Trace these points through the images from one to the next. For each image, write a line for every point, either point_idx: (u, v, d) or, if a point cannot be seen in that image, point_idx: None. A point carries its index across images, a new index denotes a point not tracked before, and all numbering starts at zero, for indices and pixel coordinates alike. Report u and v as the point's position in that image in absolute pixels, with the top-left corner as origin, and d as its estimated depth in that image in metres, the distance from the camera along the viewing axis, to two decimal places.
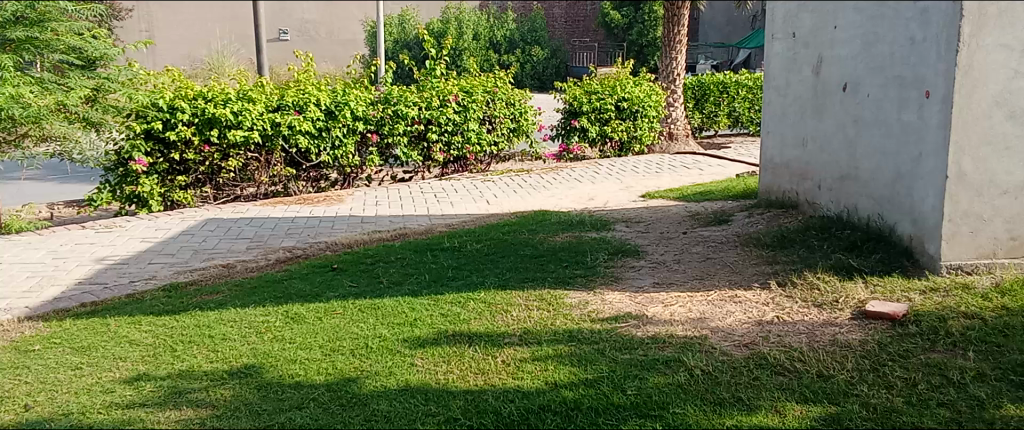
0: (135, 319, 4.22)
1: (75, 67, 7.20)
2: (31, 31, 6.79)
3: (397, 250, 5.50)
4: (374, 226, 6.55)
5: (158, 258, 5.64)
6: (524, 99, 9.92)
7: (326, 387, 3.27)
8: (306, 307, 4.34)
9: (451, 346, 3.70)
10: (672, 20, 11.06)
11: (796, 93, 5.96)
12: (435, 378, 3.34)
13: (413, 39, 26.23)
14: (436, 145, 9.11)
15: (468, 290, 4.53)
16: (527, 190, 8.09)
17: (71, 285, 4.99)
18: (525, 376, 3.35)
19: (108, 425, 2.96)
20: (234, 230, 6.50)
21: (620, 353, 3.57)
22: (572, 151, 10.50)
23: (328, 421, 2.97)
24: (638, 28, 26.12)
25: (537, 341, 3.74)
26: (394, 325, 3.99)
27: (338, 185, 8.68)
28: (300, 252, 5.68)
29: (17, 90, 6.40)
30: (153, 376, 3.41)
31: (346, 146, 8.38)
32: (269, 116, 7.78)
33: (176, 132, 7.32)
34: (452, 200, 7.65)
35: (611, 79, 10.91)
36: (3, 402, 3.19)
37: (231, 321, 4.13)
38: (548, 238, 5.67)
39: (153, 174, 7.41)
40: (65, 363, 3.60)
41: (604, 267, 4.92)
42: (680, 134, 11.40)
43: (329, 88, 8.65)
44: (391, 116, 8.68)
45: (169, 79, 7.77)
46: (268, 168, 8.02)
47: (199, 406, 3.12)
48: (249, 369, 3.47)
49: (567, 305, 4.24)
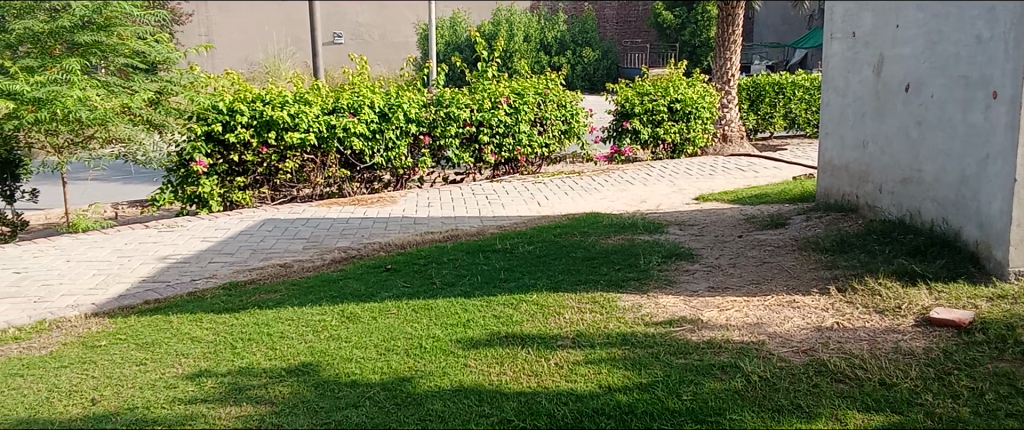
0: (197, 316, 4.32)
1: (139, 71, 7.45)
2: (98, 36, 7.06)
3: (450, 251, 5.53)
4: (426, 227, 6.61)
5: (218, 257, 5.77)
6: (576, 101, 9.87)
7: (381, 386, 3.31)
8: (361, 306, 4.40)
9: (504, 347, 3.71)
10: (725, 20, 10.92)
11: (856, 93, 5.83)
12: (488, 379, 3.35)
13: (464, 42, 26.39)
14: (487, 147, 9.15)
15: (521, 292, 4.54)
16: (578, 192, 8.06)
17: (136, 282, 5.15)
18: (579, 379, 3.34)
19: (173, 419, 3.05)
20: (290, 230, 6.62)
21: (675, 358, 3.53)
22: (624, 153, 10.41)
23: (383, 420, 3.00)
24: (691, 29, 25.80)
25: (591, 344, 3.72)
26: (448, 325, 4.02)
27: (391, 187, 8.78)
28: (355, 252, 5.76)
29: (85, 93, 6.70)
30: (213, 373, 3.49)
31: (398, 148, 8.48)
32: (324, 118, 7.90)
33: (235, 134, 7.48)
34: (504, 201, 7.67)
35: (663, 80, 10.80)
36: (73, 396, 3.30)
37: (288, 319, 4.21)
38: (601, 241, 5.65)
39: (213, 175, 7.59)
40: (130, 359, 3.71)
41: (658, 271, 4.88)
42: (734, 136, 11.23)
43: (383, 91, 8.76)
44: (443, 118, 8.74)
45: (228, 82, 7.98)
46: (323, 170, 8.16)
47: (258, 402, 3.19)
48: (306, 367, 3.53)
49: (620, 308, 4.22)
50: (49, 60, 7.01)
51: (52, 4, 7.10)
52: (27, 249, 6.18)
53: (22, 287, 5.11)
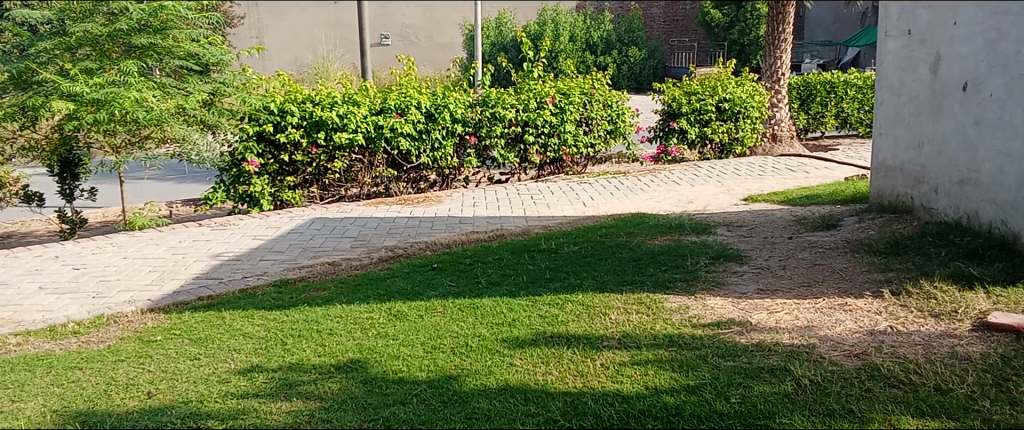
0: (248, 313, 4.42)
1: (193, 73, 7.64)
2: (154, 38, 7.25)
3: (496, 251, 5.55)
4: (472, 227, 6.63)
5: (269, 255, 5.88)
6: (622, 101, 9.82)
7: (428, 383, 3.34)
8: (408, 304, 4.44)
9: (549, 347, 3.71)
10: (776, 18, 10.70)
11: (910, 93, 5.69)
12: (533, 379, 3.36)
13: (510, 42, 26.50)
14: (533, 147, 9.15)
15: (567, 292, 4.53)
16: (624, 192, 8.02)
17: (189, 279, 5.27)
18: (625, 380, 3.32)
19: (226, 413, 3.11)
20: (339, 229, 6.71)
21: (722, 360, 3.50)
22: (671, 153, 10.32)
23: (430, 417, 3.02)
24: (739, 28, 25.42)
25: (637, 345, 3.70)
26: (493, 325, 4.03)
27: (437, 186, 8.84)
28: (401, 251, 5.81)
29: (142, 94, 6.90)
30: (265, 368, 3.56)
31: (444, 148, 8.53)
32: (372, 119, 7.98)
33: (286, 134, 7.61)
34: (549, 201, 7.67)
35: (711, 79, 10.68)
36: (129, 389, 3.39)
37: (337, 317, 4.27)
38: (647, 242, 5.61)
39: (264, 175, 7.73)
40: (184, 354, 3.80)
41: (705, 272, 4.83)
42: (785, 136, 11.04)
43: (429, 91, 8.82)
44: (489, 118, 8.77)
45: (279, 83, 8.13)
46: (370, 170, 8.25)
47: (308, 398, 3.24)
48: (355, 364, 3.58)
49: (667, 310, 4.18)
50: (107, 63, 7.22)
51: (110, 8, 7.31)
52: (86, 246, 6.38)
53: (82, 282, 5.27)
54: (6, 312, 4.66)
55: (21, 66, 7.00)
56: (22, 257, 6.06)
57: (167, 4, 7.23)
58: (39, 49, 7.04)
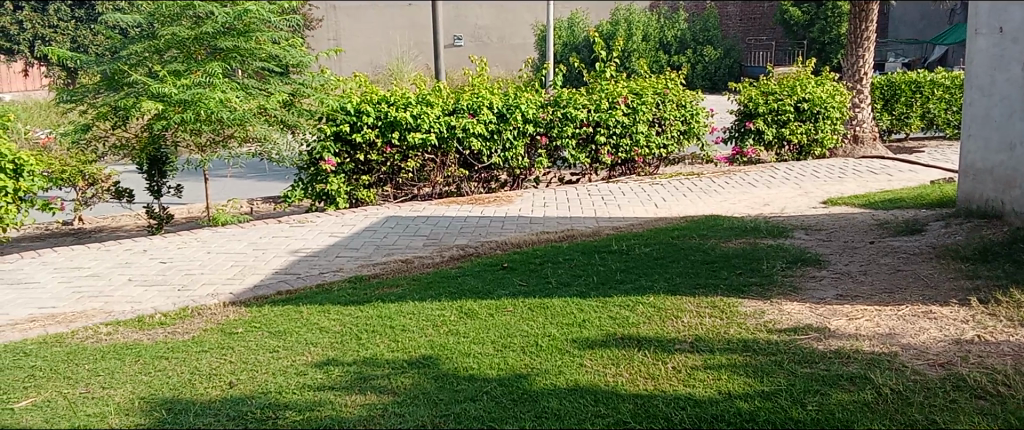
0: (325, 308, 4.53)
1: (274, 74, 7.90)
2: (238, 41, 7.52)
3: (566, 251, 5.55)
4: (542, 227, 6.63)
5: (344, 252, 6.02)
6: (697, 101, 9.66)
7: (498, 381, 3.36)
8: (478, 303, 4.48)
9: (620, 349, 3.68)
10: (859, 16, 10.43)
11: (1003, 92, 5.44)
12: (603, 380, 3.35)
13: (582, 42, 26.41)
14: (604, 148, 9.08)
15: (638, 294, 4.49)
16: (697, 194, 7.89)
17: (269, 274, 5.44)
18: (698, 384, 3.28)
19: (303, 405, 3.20)
20: (411, 227, 6.81)
21: (799, 366, 3.41)
22: (746, 154, 10.09)
23: (500, 415, 3.05)
24: (820, 26, 24.70)
25: (710, 349, 3.65)
26: (564, 325, 4.03)
27: (508, 186, 8.88)
28: (472, 250, 5.85)
29: (226, 95, 7.17)
30: (340, 362, 3.65)
31: (515, 148, 8.56)
32: (445, 119, 8.07)
33: (361, 134, 7.75)
34: (620, 202, 7.62)
35: (790, 79, 10.43)
36: (212, 379, 3.51)
37: (409, 313, 4.34)
38: (721, 244, 5.51)
39: (340, 174, 7.89)
40: (264, 346, 3.93)
41: (782, 276, 4.72)
42: (867, 137, 10.70)
43: (501, 92, 8.87)
44: (561, 119, 8.76)
45: (356, 84, 8.30)
46: (443, 169, 8.34)
47: (381, 392, 3.31)
48: (426, 360, 3.64)
49: (741, 314, 4.11)
50: (193, 64, 7.52)
51: (196, 12, 7.60)
52: (172, 240, 6.64)
53: (168, 276, 5.50)
54: (98, 302, 4.90)
55: (114, 67, 7.35)
56: (113, 250, 6.34)
57: (250, 7, 7.48)
58: (130, 51, 7.37)
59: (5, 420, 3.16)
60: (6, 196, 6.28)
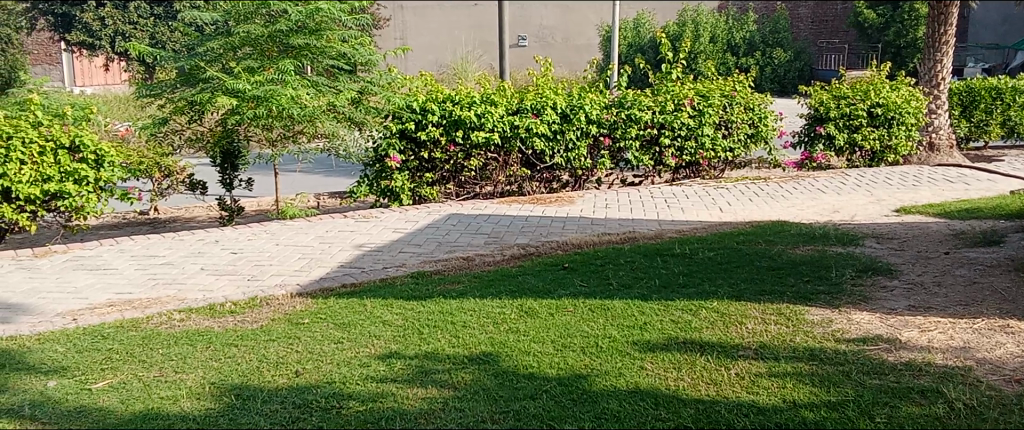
0: (387, 301, 4.60)
1: (343, 72, 8.07)
2: (310, 39, 7.71)
3: (628, 253, 5.51)
4: (604, 228, 6.60)
5: (407, 247, 6.10)
6: (765, 104, 9.50)
7: (558, 381, 3.37)
8: (539, 302, 4.49)
9: (682, 353, 3.65)
10: (937, 20, 10.18)
11: None
12: (664, 383, 3.32)
13: (648, 43, 26.17)
14: (668, 150, 8.97)
15: (701, 298, 4.44)
16: (764, 199, 7.76)
17: (334, 267, 5.55)
18: (761, 392, 3.23)
19: (366, 396, 3.26)
20: (473, 226, 6.86)
21: (868, 378, 3.33)
22: (816, 159, 9.89)
23: (559, 414, 3.06)
24: (895, 29, 23.96)
25: (775, 357, 3.58)
26: (624, 327, 4.01)
27: (569, 187, 8.87)
28: (533, 250, 5.86)
29: (297, 93, 7.37)
30: (403, 355, 3.71)
31: (578, 148, 8.54)
32: (509, 118, 8.10)
33: (426, 132, 7.84)
34: (684, 206, 7.53)
35: (863, 83, 10.16)
36: (279, 367, 3.61)
37: (470, 310, 4.38)
38: (788, 250, 5.41)
39: (405, 171, 7.99)
40: (329, 337, 4.01)
41: (851, 285, 4.60)
42: (944, 145, 10.37)
43: (565, 92, 8.87)
44: (625, 120, 8.69)
45: (422, 82, 8.41)
46: (505, 169, 8.36)
47: (442, 386, 3.35)
48: (487, 357, 3.66)
49: (808, 322, 4.02)
50: (267, 61, 7.72)
51: (270, 10, 7.80)
52: (243, 232, 6.83)
53: (238, 266, 5.66)
54: (172, 290, 5.08)
55: (192, 63, 7.59)
56: (186, 240, 6.57)
57: (322, 7, 7.65)
58: (207, 48, 7.61)
59: (85, 399, 3.31)
60: (88, 185, 6.55)
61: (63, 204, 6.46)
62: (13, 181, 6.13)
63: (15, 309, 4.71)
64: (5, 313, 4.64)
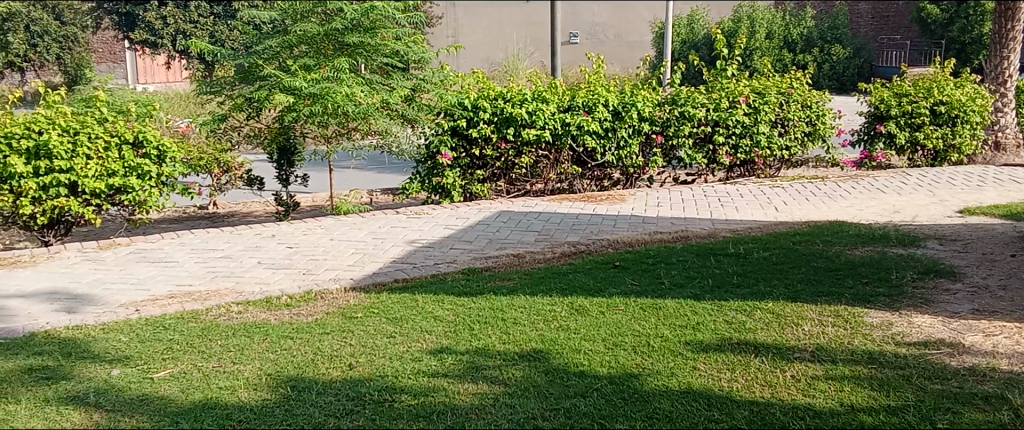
0: (439, 297, 4.64)
1: (397, 69, 8.16)
2: (365, 37, 7.81)
3: (680, 252, 5.46)
4: (656, 227, 6.55)
5: (458, 244, 6.14)
6: (823, 102, 9.31)
7: (609, 379, 3.35)
8: (590, 300, 4.48)
9: (736, 354, 3.60)
10: (1004, 15, 9.73)
11: None
12: (717, 384, 3.28)
13: (702, 39, 25.81)
14: (723, 148, 8.83)
15: (756, 299, 4.37)
16: (821, 199, 7.59)
17: (387, 263, 5.61)
18: (818, 395, 3.16)
19: (418, 390, 3.30)
20: (524, 223, 6.87)
21: (929, 382, 3.24)
22: (876, 158, 9.65)
23: (610, 412, 3.04)
24: (960, 25, 23.16)
25: (832, 360, 3.51)
26: (676, 327, 3.97)
27: (621, 185, 8.80)
28: (584, 247, 5.83)
29: (352, 90, 7.48)
30: (454, 350, 3.73)
31: (630, 146, 8.47)
32: (560, 116, 8.08)
33: (478, 129, 7.87)
34: (738, 205, 7.42)
35: (926, 80, 9.88)
36: (333, 360, 3.67)
37: (521, 307, 4.39)
38: (846, 251, 5.29)
39: (456, 168, 8.03)
40: (381, 331, 4.06)
41: (912, 288, 4.48)
42: (1010, 144, 10.02)
43: (617, 90, 8.81)
44: (678, 117, 8.59)
45: (474, 80, 8.45)
46: (556, 166, 8.34)
47: (493, 382, 3.36)
48: (537, 354, 3.67)
49: (867, 325, 3.92)
50: (323, 59, 7.84)
51: (326, 9, 7.92)
52: (298, 227, 6.96)
53: (294, 260, 5.76)
54: (230, 282, 5.20)
55: (250, 61, 7.76)
56: (244, 234, 6.72)
57: (377, 5, 7.75)
58: (266, 46, 7.77)
59: (147, 388, 3.41)
60: (151, 179, 6.74)
61: (127, 198, 6.65)
62: (81, 175, 6.33)
63: (81, 300, 4.88)
64: (73, 303, 4.81)
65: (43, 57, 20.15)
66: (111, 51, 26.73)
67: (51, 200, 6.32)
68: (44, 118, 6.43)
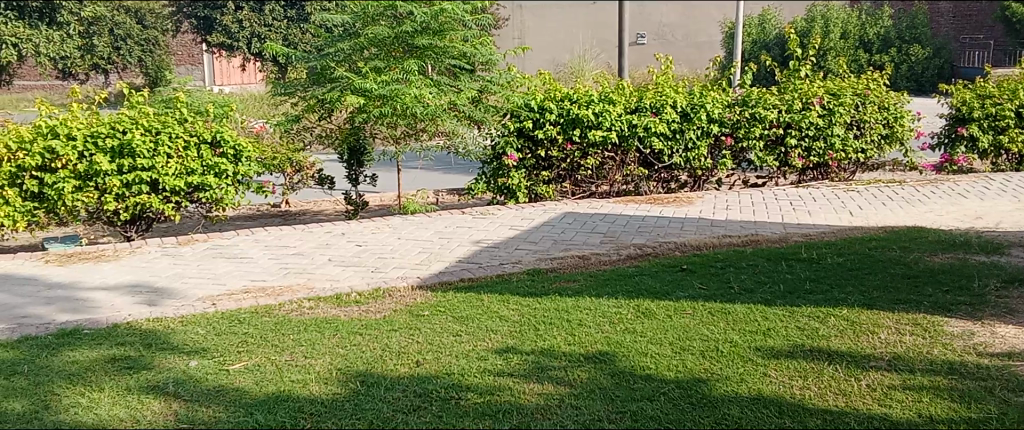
0: (504, 297, 4.67)
1: (465, 71, 8.24)
2: (433, 40, 7.91)
3: (750, 256, 5.36)
4: (724, 230, 6.44)
5: (523, 245, 6.16)
6: (901, 103, 9.02)
7: (676, 384, 3.31)
8: (656, 303, 4.43)
9: (809, 361, 3.51)
10: None
11: None
12: (789, 392, 3.21)
13: (774, 40, 25.27)
14: (795, 151, 8.62)
15: (829, 305, 4.27)
16: (898, 203, 7.35)
17: (453, 262, 5.66)
18: (895, 405, 3.07)
19: (483, 388, 3.32)
20: (589, 224, 6.85)
21: (1014, 395, 3.11)
22: (956, 162, 9.26)
23: (678, 417, 3.01)
24: None
25: (910, 369, 3.40)
26: (747, 332, 3.90)
27: (688, 187, 8.69)
28: (650, 250, 5.77)
29: (421, 92, 7.58)
30: (519, 350, 3.75)
31: (699, 148, 8.33)
32: (627, 117, 8.03)
33: (543, 130, 7.88)
34: (810, 209, 7.24)
35: (1012, 81, 9.48)
36: (400, 357, 3.73)
37: (586, 308, 4.38)
38: (924, 258, 5.11)
39: (521, 169, 8.06)
40: (448, 329, 4.11)
41: (996, 297, 4.30)
42: None
43: (686, 91, 8.71)
44: (748, 119, 8.43)
45: (541, 81, 8.46)
46: (622, 168, 8.29)
47: (558, 383, 3.36)
48: (603, 356, 3.65)
49: (947, 334, 3.79)
50: (393, 61, 7.98)
51: (396, 12, 8.05)
52: (367, 226, 7.09)
53: (363, 258, 5.87)
54: (302, 279, 5.33)
55: (323, 63, 7.94)
56: (315, 232, 6.88)
57: (446, 7, 7.84)
58: (338, 48, 7.94)
59: (223, 379, 3.52)
60: (227, 178, 6.96)
61: (205, 196, 6.89)
62: (162, 173, 6.59)
63: (161, 293, 5.07)
64: (153, 296, 5.00)
65: (126, 59, 20.95)
66: (189, 54, 27.64)
67: (134, 197, 6.59)
68: (128, 118, 6.70)
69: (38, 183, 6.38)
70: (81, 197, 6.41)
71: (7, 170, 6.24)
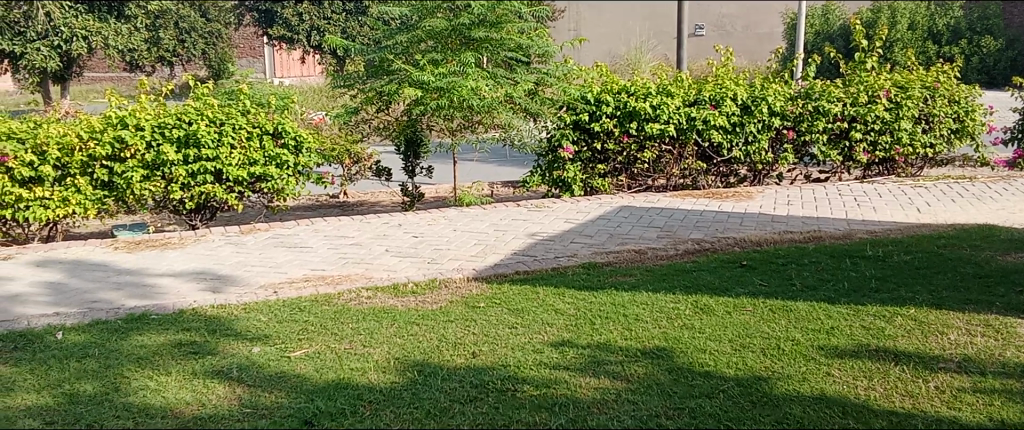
0: (560, 290, 4.66)
1: (521, 63, 8.23)
2: (490, 32, 7.91)
3: (812, 253, 5.24)
4: (786, 226, 6.31)
5: (579, 238, 6.14)
6: (972, 97, 8.71)
7: (736, 381, 3.27)
8: (715, 299, 4.37)
9: (875, 362, 3.43)
10: None
11: None
12: (854, 392, 3.14)
13: (838, 31, 24.62)
14: (860, 145, 8.40)
15: (895, 304, 4.15)
16: (969, 200, 7.10)
17: (508, 255, 5.67)
18: (966, 408, 2.98)
19: (540, 381, 3.33)
20: (646, 218, 6.79)
21: None
22: None
23: (737, 415, 2.97)
24: None
25: (981, 372, 3.29)
26: (809, 331, 3.82)
27: (747, 182, 8.55)
28: (708, 245, 5.69)
29: (477, 84, 7.60)
30: (576, 344, 3.74)
31: (759, 142, 8.17)
32: (685, 110, 7.91)
33: (600, 123, 7.83)
34: (875, 205, 7.05)
35: None
36: (457, 347, 3.75)
37: (643, 303, 4.34)
38: (996, 257, 4.94)
39: (577, 162, 8.03)
40: (504, 321, 4.12)
41: None
42: None
43: (746, 83, 8.55)
44: (811, 112, 8.25)
45: (598, 73, 8.40)
46: (680, 161, 8.19)
47: (615, 377, 3.35)
48: (661, 351, 3.62)
49: (1020, 336, 3.65)
50: (450, 53, 8.01)
51: (454, 4, 8.07)
52: (424, 217, 7.15)
53: (420, 249, 5.92)
54: (360, 269, 5.41)
55: (381, 56, 8.01)
56: (373, 223, 6.96)
57: None
58: (396, 41, 8.00)
59: (284, 366, 3.60)
60: (288, 169, 7.11)
61: (267, 186, 7.04)
62: (225, 164, 6.75)
63: (224, 281, 5.20)
64: (217, 283, 5.14)
65: (190, 52, 21.45)
66: (250, 47, 28.22)
67: (199, 186, 6.77)
68: (193, 109, 6.87)
69: (108, 172, 6.59)
70: (148, 186, 6.61)
71: (79, 160, 6.46)
